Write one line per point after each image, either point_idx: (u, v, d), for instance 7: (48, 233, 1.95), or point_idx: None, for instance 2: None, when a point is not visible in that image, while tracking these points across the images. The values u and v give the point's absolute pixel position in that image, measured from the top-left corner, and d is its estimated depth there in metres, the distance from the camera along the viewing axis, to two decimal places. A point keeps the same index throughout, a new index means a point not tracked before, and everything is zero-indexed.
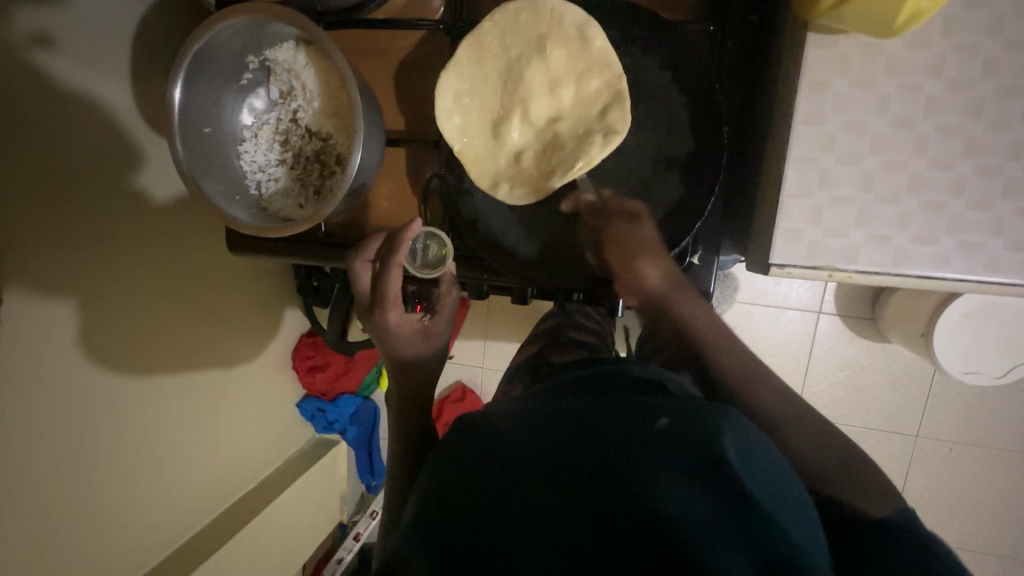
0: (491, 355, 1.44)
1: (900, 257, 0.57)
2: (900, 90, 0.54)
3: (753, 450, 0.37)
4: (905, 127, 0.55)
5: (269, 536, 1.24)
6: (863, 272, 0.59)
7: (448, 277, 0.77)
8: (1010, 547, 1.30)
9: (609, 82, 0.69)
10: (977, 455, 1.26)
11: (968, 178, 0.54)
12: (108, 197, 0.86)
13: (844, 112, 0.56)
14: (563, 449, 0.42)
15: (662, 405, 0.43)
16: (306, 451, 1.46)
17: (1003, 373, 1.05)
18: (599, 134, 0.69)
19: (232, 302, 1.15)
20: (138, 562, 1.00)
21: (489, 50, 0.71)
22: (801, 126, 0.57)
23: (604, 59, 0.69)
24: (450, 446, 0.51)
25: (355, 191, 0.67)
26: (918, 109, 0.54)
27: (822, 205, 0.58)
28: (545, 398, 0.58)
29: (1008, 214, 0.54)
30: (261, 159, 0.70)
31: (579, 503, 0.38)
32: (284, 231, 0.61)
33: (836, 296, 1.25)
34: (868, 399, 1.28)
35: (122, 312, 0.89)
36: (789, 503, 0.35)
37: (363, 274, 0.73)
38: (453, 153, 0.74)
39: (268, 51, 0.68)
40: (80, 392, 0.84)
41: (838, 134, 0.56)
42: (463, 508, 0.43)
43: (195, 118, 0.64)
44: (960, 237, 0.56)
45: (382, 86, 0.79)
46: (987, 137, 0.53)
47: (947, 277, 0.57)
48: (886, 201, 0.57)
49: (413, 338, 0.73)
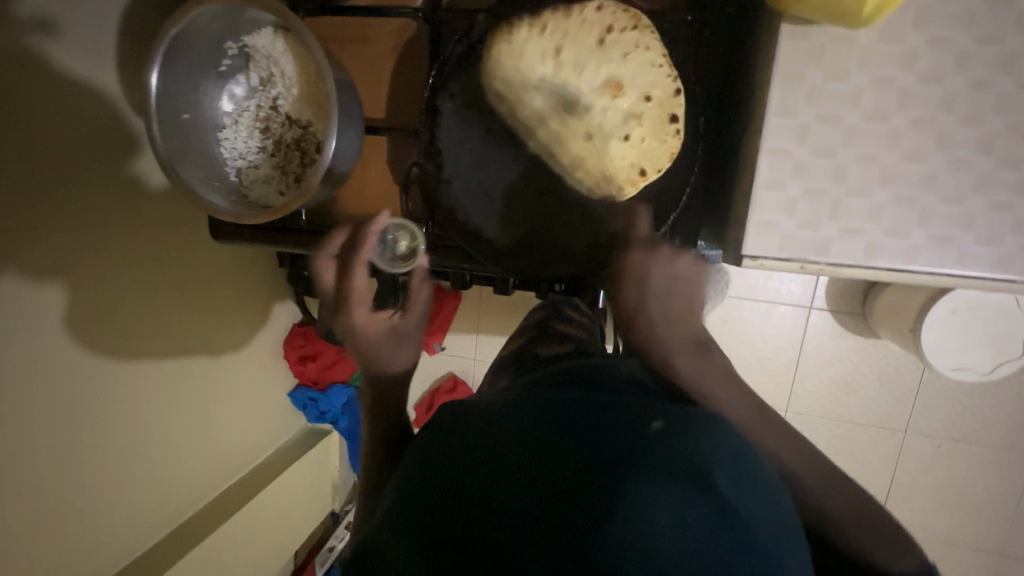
0: (482, 347, 1.44)
1: (872, 250, 0.57)
2: (873, 82, 0.54)
3: (741, 459, 0.41)
4: (879, 120, 0.55)
5: (260, 524, 1.25)
6: (836, 266, 0.59)
7: (419, 271, 0.81)
8: (998, 542, 1.31)
9: (651, 74, 0.64)
10: (966, 451, 1.27)
11: (940, 172, 0.54)
12: (99, 186, 0.86)
13: (817, 104, 0.56)
14: (560, 435, 0.44)
15: (655, 406, 0.46)
16: (297, 440, 1.47)
17: (991, 370, 1.05)
18: (654, 136, 0.65)
19: (222, 291, 1.15)
20: (127, 547, 1.01)
21: (557, 20, 0.64)
22: (775, 118, 0.57)
23: (642, 48, 0.63)
24: (435, 435, 0.51)
25: (334, 180, 0.67)
26: (891, 102, 0.54)
27: (796, 197, 0.58)
28: (532, 387, 0.60)
29: (979, 208, 0.54)
30: (242, 145, 0.70)
31: (574, 483, 0.40)
32: (262, 218, 0.61)
33: (827, 292, 1.25)
34: (857, 395, 1.29)
35: (110, 299, 0.90)
36: (768, 507, 0.40)
37: (326, 272, 0.78)
38: (433, 143, 0.74)
39: (248, 38, 0.68)
40: (66, 378, 0.85)
41: (812, 126, 0.56)
42: (451, 484, 0.44)
43: (173, 104, 0.64)
44: (932, 231, 0.56)
45: (364, 75, 0.79)
46: (958, 131, 0.53)
47: (918, 271, 0.57)
48: (859, 194, 0.56)
49: (384, 338, 0.78)
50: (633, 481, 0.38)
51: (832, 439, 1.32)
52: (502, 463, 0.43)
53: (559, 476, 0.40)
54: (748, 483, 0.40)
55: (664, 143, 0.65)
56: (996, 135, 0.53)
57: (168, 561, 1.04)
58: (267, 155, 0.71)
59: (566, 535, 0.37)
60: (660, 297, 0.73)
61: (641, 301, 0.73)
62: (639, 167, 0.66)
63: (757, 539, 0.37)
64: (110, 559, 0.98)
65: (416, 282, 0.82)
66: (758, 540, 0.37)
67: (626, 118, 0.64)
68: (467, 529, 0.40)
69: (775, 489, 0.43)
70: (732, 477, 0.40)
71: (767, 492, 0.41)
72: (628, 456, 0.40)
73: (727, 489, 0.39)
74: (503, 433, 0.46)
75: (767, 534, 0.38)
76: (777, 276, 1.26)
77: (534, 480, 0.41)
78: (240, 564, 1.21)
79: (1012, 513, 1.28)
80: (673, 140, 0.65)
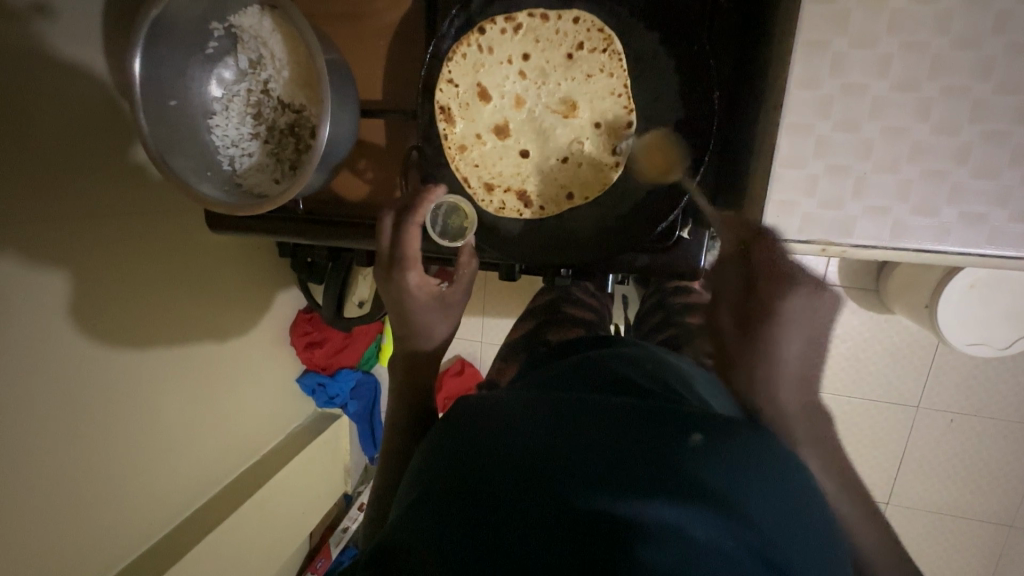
0: (489, 329, 1.43)
1: (898, 230, 0.55)
2: (904, 49, 0.51)
3: (776, 476, 0.43)
4: (908, 90, 0.51)
5: (273, 509, 1.27)
6: (859, 247, 0.56)
7: (469, 246, 0.70)
8: (1008, 515, 1.30)
9: (613, 95, 0.70)
10: (978, 426, 1.26)
11: (974, 145, 0.51)
12: (97, 179, 0.83)
13: (842, 75, 0.52)
14: (595, 442, 0.44)
15: (689, 415, 0.48)
16: (307, 425, 1.48)
17: (1008, 345, 1.03)
18: (597, 155, 0.73)
19: (225, 280, 1.13)
20: (143, 535, 1.02)
21: (534, 23, 0.71)
22: (797, 91, 0.54)
23: (610, 71, 0.69)
24: (462, 418, 0.53)
25: (329, 167, 0.64)
26: (923, 70, 0.51)
27: (817, 174, 0.56)
28: (549, 384, 0.60)
29: (1015, 182, 0.51)
30: (234, 132, 0.67)
31: (612, 491, 0.40)
32: (257, 209, 0.59)
33: (841, 267, 1.22)
34: (869, 372, 1.27)
35: (114, 291, 0.89)
36: (802, 528, 0.41)
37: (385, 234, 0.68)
38: (431, 124, 0.72)
39: (233, 17, 0.65)
40: (73, 371, 0.84)
41: (836, 97, 0.53)
42: (478, 474, 0.44)
43: (160, 91, 0.61)
44: (962, 208, 0.53)
45: (359, 55, 0.75)
46: (993, 100, 0.50)
47: (948, 250, 0.54)
48: (884, 170, 0.54)
49: (429, 303, 0.67)
50: (666, 496, 0.40)
51: (839, 415, 1.32)
52: (538, 455, 0.44)
53: (594, 471, 0.42)
54: (780, 499, 0.42)
55: (598, 171, 0.72)
56: None
57: (184, 546, 1.06)
58: (260, 142, 0.69)
59: (599, 533, 0.38)
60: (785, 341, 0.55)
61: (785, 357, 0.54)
62: (582, 180, 0.73)
63: (790, 562, 0.38)
64: (129, 545, 1.00)
65: (464, 255, 0.70)
66: (794, 564, 0.38)
67: (567, 140, 0.74)
68: (504, 516, 0.41)
69: (806, 500, 0.44)
70: (767, 499, 0.41)
71: (801, 509, 0.42)
72: (662, 468, 0.42)
73: (761, 510, 0.40)
74: (535, 426, 0.47)
75: (800, 558, 0.39)
76: None
77: (569, 472, 0.42)
78: (256, 546, 1.23)
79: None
80: (607, 170, 0.72)
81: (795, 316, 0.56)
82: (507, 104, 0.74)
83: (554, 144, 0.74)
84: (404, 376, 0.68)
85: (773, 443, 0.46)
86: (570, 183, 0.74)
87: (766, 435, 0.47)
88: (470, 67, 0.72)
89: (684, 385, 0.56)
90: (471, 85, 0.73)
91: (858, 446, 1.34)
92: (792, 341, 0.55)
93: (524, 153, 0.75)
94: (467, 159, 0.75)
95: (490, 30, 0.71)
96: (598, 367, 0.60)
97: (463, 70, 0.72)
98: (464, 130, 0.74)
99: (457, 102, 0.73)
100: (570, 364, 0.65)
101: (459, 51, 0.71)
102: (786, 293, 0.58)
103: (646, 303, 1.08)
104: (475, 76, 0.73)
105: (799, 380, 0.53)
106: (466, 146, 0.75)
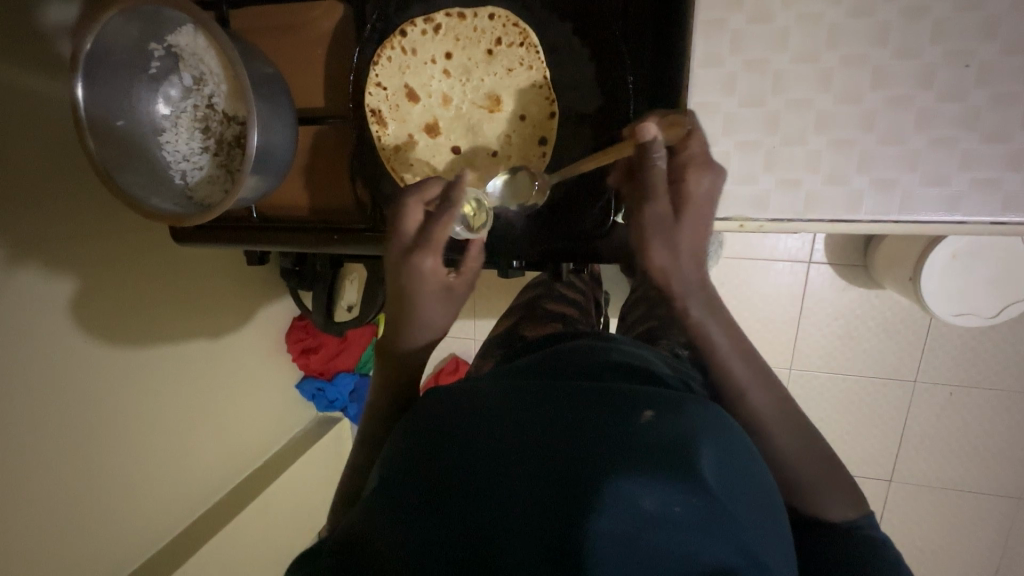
0: (481, 327, 1.45)
1: (811, 201, 0.62)
2: (800, 21, 0.58)
3: (729, 447, 0.42)
4: (809, 61, 0.59)
5: (277, 511, 1.30)
6: (776, 219, 0.64)
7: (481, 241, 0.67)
8: (1017, 487, 1.27)
9: (534, 85, 0.71)
10: (978, 397, 1.23)
11: (878, 112, 0.58)
12: (82, 201, 0.87)
13: (742, 52, 0.60)
14: (552, 427, 0.44)
15: (647, 395, 0.47)
16: (309, 429, 1.50)
17: (997, 314, 1.00)
18: (526, 146, 0.73)
19: (216, 291, 1.16)
20: (146, 543, 1.05)
21: (451, 22, 0.72)
22: (701, 70, 0.62)
23: (529, 62, 0.70)
24: (424, 409, 0.51)
25: (266, 173, 0.66)
26: (821, 42, 0.58)
27: (728, 151, 0.63)
28: (518, 374, 0.60)
29: (921, 146, 0.58)
30: (185, 148, 0.70)
31: (563, 474, 0.40)
32: (199, 219, 0.61)
33: (827, 245, 1.21)
34: (863, 349, 1.25)
35: (102, 308, 0.92)
36: (754, 493, 0.42)
37: (415, 214, 0.61)
38: (366, 129, 0.76)
39: (170, 37, 0.67)
40: (64, 385, 0.88)
41: (739, 74, 0.61)
42: (438, 477, 0.43)
43: (105, 113, 0.64)
44: (873, 175, 0.60)
45: (299, 66, 0.78)
46: (893, 65, 0.57)
47: (862, 219, 0.62)
48: (793, 143, 0.61)
49: (436, 293, 0.63)
50: (623, 468, 0.39)
51: (838, 395, 1.31)
52: (497, 452, 0.43)
53: (551, 459, 0.41)
54: (734, 465, 0.42)
55: (528, 162, 0.73)
56: (934, 67, 0.56)
57: (187, 551, 1.09)
58: (211, 155, 0.72)
59: (560, 527, 0.37)
60: (698, 225, 0.58)
61: (692, 239, 0.58)
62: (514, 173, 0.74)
63: (741, 527, 0.39)
64: (132, 552, 1.03)
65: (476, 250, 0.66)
66: (742, 528, 0.39)
67: (498, 134, 0.74)
68: (467, 519, 0.40)
69: (761, 471, 0.44)
70: (719, 466, 0.41)
71: (753, 477, 0.43)
72: (616, 444, 0.41)
73: (713, 479, 0.39)
74: (494, 417, 0.46)
75: (750, 520, 0.40)
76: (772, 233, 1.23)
77: (528, 467, 0.41)
78: (261, 550, 1.26)
79: None
80: (537, 161, 0.73)
81: (704, 202, 0.57)
82: (435, 103, 0.75)
83: (483, 138, 0.74)
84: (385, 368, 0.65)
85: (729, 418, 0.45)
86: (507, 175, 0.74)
87: (721, 411, 0.46)
88: (393, 69, 0.74)
89: (647, 373, 0.57)
90: (397, 86, 0.74)
91: (858, 424, 1.32)
92: (698, 225, 0.58)
93: (456, 150, 0.75)
94: (398, 158, 0.76)
95: (412, 33, 0.73)
96: (566, 361, 0.60)
97: (389, 72, 0.74)
98: (392, 129, 0.76)
99: (386, 104, 0.75)
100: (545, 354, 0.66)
101: (383, 55, 0.73)
102: (697, 179, 0.57)
103: (631, 295, 1.09)
104: (401, 77, 0.74)
105: (699, 259, 0.59)
106: (399, 147, 0.76)
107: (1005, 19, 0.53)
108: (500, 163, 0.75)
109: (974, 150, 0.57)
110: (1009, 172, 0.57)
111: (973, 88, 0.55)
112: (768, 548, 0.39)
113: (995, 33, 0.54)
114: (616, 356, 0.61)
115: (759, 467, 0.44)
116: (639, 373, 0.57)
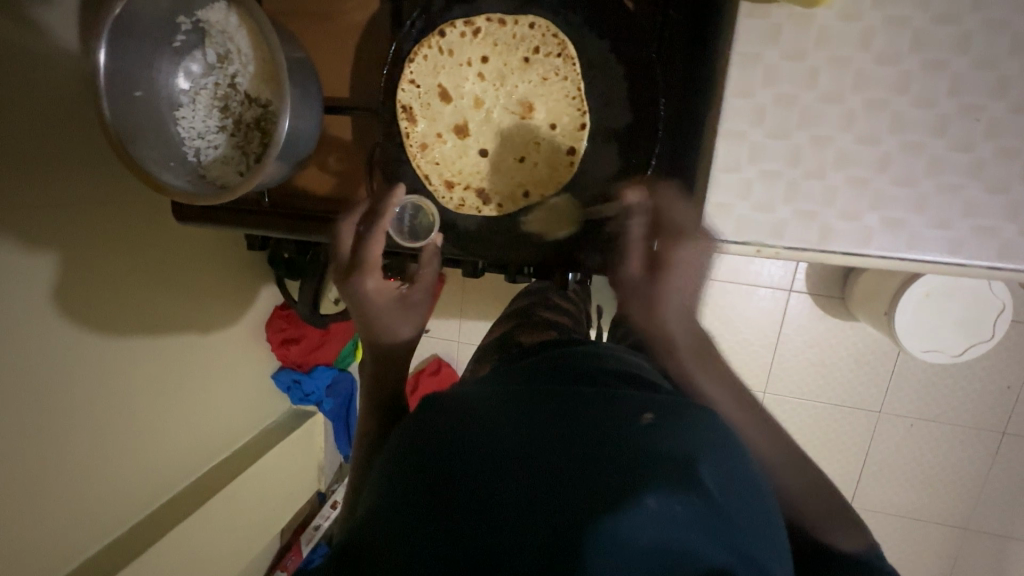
0: (467, 329, 1.45)
1: (825, 233, 0.65)
2: (831, 61, 0.61)
3: (727, 453, 0.43)
4: (835, 101, 0.61)
5: (244, 503, 1.26)
6: (790, 248, 0.66)
7: (431, 246, 0.73)
8: (963, 519, 1.34)
9: (568, 93, 0.73)
10: (935, 432, 1.30)
11: (894, 154, 0.62)
12: (84, 172, 0.86)
13: (773, 85, 0.62)
14: (554, 432, 0.44)
15: (644, 401, 0.47)
16: (281, 422, 1.46)
17: (961, 353, 1.06)
18: (553, 152, 0.77)
19: (203, 271, 1.13)
20: (106, 528, 1.00)
21: (491, 27, 0.74)
22: (732, 99, 0.63)
23: (566, 73, 0.73)
24: (424, 414, 0.51)
25: (287, 158, 0.65)
26: (847, 83, 0.61)
27: (751, 178, 0.65)
28: (520, 379, 0.60)
29: (930, 191, 0.62)
30: (200, 125, 0.70)
31: (564, 481, 0.40)
32: (213, 199, 0.60)
33: (808, 275, 1.25)
34: (833, 377, 1.31)
35: (88, 279, 0.89)
36: (752, 502, 0.42)
37: (347, 238, 0.70)
38: (392, 122, 0.77)
39: (201, 13, 0.68)
40: (43, 356, 0.84)
41: (767, 107, 0.63)
42: (437, 480, 0.43)
43: (124, 81, 0.63)
44: (883, 213, 0.63)
45: (326, 52, 0.77)
46: (912, 110, 0.60)
47: (871, 254, 0.64)
48: (813, 176, 0.64)
49: (392, 305, 0.68)
50: (623, 472, 0.39)
51: (805, 420, 1.35)
52: (497, 454, 0.43)
53: (552, 462, 0.41)
54: (731, 474, 0.41)
55: (554, 169, 0.77)
56: (948, 117, 0.60)
57: (149, 539, 1.04)
58: (227, 135, 0.71)
59: (559, 531, 0.37)
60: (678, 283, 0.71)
61: (666, 296, 0.71)
62: (542, 181, 0.78)
63: (740, 535, 0.38)
64: (90, 537, 0.98)
65: (427, 254, 0.73)
66: (739, 533, 0.38)
67: (525, 141, 0.77)
68: (463, 521, 0.39)
69: (759, 484, 0.44)
70: (717, 474, 0.41)
71: (751, 486, 0.43)
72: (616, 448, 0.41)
73: (711, 484, 0.39)
74: (497, 421, 0.47)
75: (749, 526, 0.39)
76: (758, 259, 1.27)
77: (528, 470, 0.41)
78: (223, 544, 1.21)
79: (980, 492, 1.31)
80: (563, 169, 0.77)
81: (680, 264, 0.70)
82: (466, 104, 0.77)
83: (512, 143, 0.78)
84: (381, 366, 0.67)
85: (725, 426, 0.46)
86: (534, 180, 0.78)
87: (721, 421, 0.47)
88: (428, 68, 0.75)
89: (646, 381, 0.58)
90: (431, 84, 0.76)
91: (823, 450, 1.37)
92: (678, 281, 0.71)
93: (483, 152, 0.78)
94: (426, 154, 0.78)
95: (451, 35, 0.74)
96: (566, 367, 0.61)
97: (425, 69, 0.75)
98: (422, 126, 0.77)
99: (418, 102, 0.76)
100: (545, 360, 0.66)
101: (420, 53, 0.74)
102: (676, 245, 0.69)
103: None
104: (435, 77, 0.76)
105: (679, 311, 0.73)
106: (427, 144, 0.78)
107: (1015, 81, 0.58)
108: (525, 169, 0.78)
109: (977, 198, 0.61)
110: (1005, 222, 0.61)
111: (982, 140, 0.59)
112: (769, 558, 0.39)
113: (1004, 93, 0.58)
114: (617, 366, 0.61)
115: (755, 478, 0.44)
116: (637, 381, 0.57)
